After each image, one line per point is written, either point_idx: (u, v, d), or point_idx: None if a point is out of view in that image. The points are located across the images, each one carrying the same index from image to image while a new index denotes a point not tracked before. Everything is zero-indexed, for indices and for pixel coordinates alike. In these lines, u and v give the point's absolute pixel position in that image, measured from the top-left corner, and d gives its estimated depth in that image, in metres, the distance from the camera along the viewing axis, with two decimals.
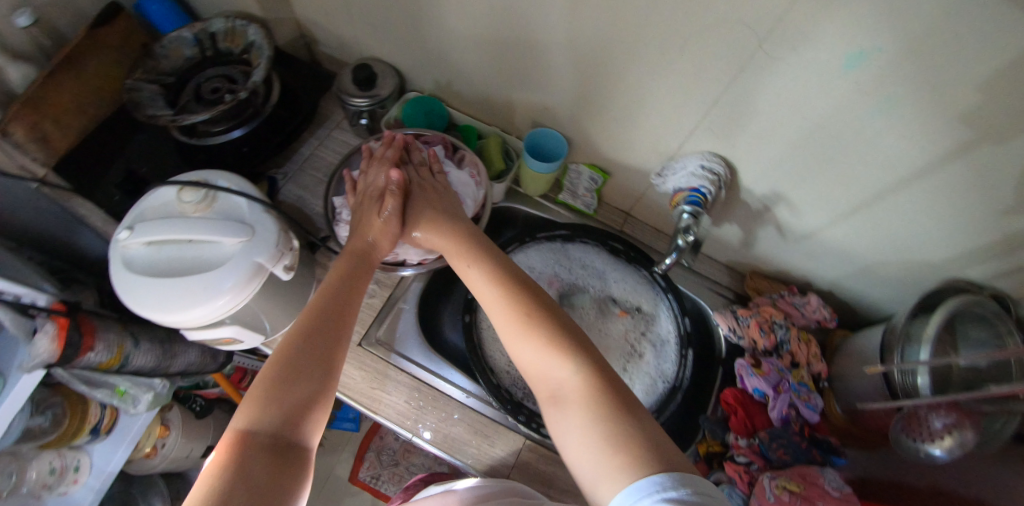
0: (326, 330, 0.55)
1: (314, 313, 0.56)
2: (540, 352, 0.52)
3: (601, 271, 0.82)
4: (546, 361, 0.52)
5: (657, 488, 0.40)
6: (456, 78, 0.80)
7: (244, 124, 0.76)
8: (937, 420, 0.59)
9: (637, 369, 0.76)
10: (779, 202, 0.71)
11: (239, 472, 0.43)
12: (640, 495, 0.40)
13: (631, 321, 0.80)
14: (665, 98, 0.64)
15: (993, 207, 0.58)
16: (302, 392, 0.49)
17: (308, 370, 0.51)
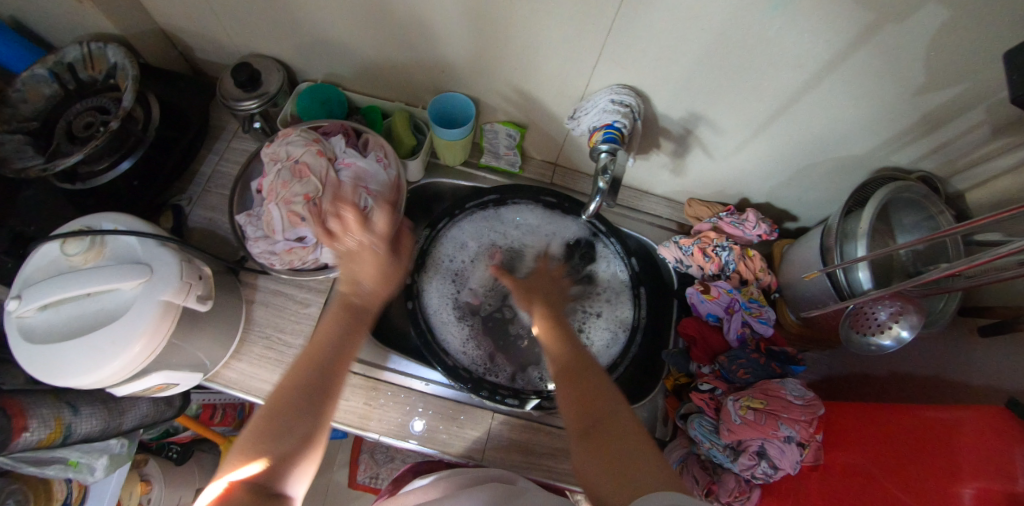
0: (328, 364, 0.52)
1: (324, 346, 0.54)
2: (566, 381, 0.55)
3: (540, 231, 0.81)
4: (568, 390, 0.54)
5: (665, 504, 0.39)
6: (345, 59, 0.74)
7: (129, 155, 0.70)
8: (882, 311, 0.60)
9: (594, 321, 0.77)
10: (700, 124, 0.68)
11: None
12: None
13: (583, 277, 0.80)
14: (562, 38, 0.60)
15: (906, 87, 0.56)
16: (296, 424, 0.47)
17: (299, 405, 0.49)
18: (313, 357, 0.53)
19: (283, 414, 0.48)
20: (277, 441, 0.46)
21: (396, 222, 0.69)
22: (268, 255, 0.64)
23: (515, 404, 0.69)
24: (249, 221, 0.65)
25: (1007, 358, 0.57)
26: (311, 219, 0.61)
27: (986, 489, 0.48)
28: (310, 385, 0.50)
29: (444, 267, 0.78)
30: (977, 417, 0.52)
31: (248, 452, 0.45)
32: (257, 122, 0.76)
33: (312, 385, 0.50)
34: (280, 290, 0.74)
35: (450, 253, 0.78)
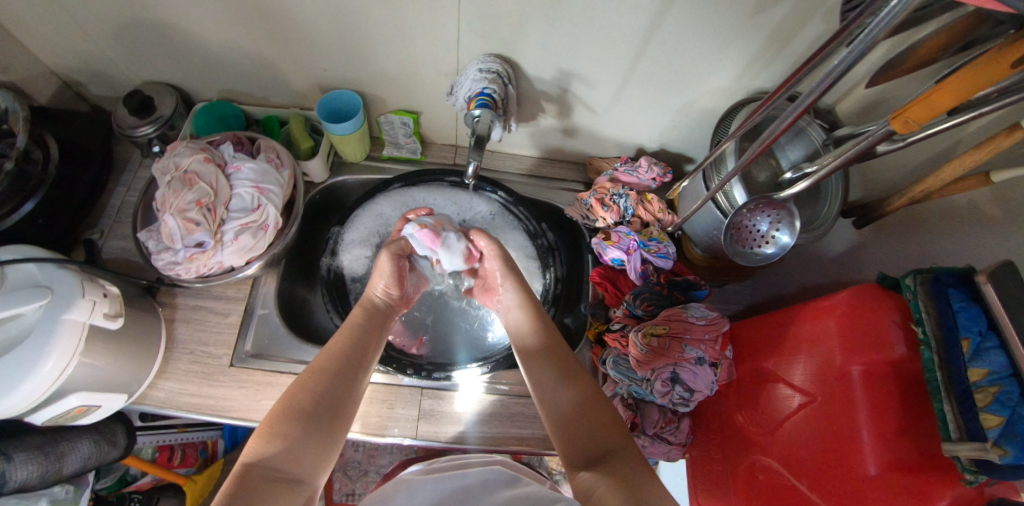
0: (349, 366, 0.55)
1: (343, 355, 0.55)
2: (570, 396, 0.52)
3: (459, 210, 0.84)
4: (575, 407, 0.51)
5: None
6: (232, 73, 0.76)
7: (31, 196, 0.70)
8: (762, 222, 0.63)
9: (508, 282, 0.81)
10: (574, 80, 0.72)
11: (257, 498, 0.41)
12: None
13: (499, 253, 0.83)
14: (418, 17, 0.63)
15: (740, 11, 0.60)
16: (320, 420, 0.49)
17: (315, 405, 0.49)
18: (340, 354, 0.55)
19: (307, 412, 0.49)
20: (298, 435, 0.47)
21: (297, 217, 0.72)
22: (171, 266, 0.64)
23: (443, 378, 0.72)
24: (150, 235, 0.65)
25: (895, 252, 0.61)
26: (207, 223, 0.62)
27: (870, 364, 0.50)
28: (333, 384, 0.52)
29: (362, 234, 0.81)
30: (851, 298, 0.54)
31: (266, 439, 0.45)
32: (156, 146, 0.78)
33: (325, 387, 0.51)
34: (200, 304, 0.75)
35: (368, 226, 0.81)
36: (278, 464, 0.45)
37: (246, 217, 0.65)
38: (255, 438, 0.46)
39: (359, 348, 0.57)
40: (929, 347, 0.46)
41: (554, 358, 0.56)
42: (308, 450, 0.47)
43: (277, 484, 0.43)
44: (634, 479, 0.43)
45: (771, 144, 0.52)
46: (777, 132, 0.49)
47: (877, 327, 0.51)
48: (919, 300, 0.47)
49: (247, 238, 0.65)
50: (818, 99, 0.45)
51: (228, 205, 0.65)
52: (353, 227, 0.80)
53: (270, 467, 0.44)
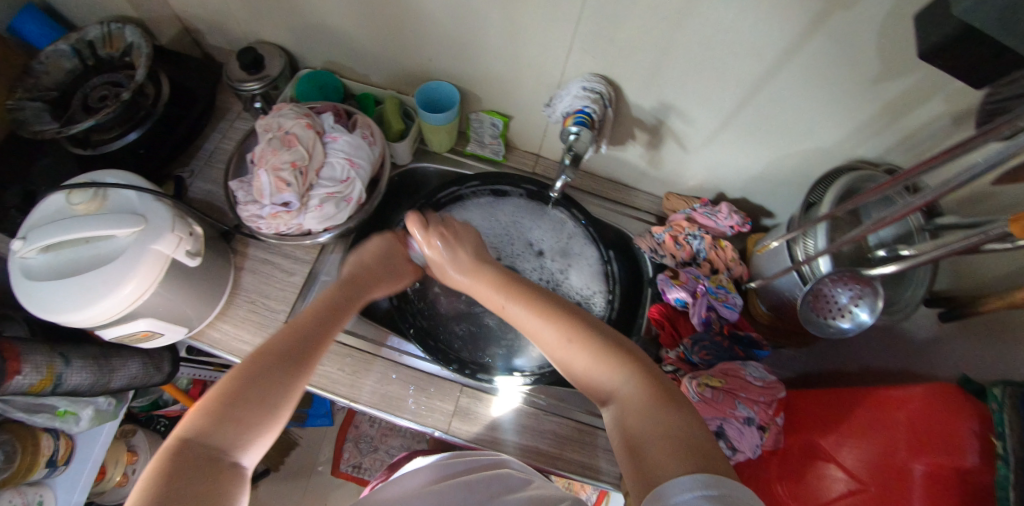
0: (308, 347, 0.51)
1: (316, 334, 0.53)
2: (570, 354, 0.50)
3: (531, 223, 0.86)
4: (574, 358, 0.49)
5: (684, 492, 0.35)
6: (341, 46, 0.79)
7: (138, 126, 0.75)
8: (843, 294, 0.61)
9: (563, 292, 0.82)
10: (674, 114, 0.71)
11: (173, 482, 0.38)
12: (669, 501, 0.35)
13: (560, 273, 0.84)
14: (537, 26, 0.64)
15: (861, 76, 0.59)
16: (258, 399, 0.45)
17: (268, 374, 0.47)
18: (294, 331, 0.52)
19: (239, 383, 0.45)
20: (229, 407, 0.44)
21: (379, 196, 0.74)
22: (254, 218, 0.67)
23: (486, 380, 0.72)
24: (242, 186, 0.68)
25: (973, 352, 0.58)
26: (297, 185, 0.64)
27: (936, 465, 0.48)
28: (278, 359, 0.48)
29: None
30: (928, 393, 0.52)
31: (201, 416, 0.43)
32: (257, 102, 0.81)
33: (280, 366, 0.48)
34: (268, 258, 0.78)
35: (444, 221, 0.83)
36: (211, 442, 0.42)
37: (334, 188, 0.67)
38: (203, 405, 0.44)
39: (319, 324, 0.54)
40: (1006, 464, 0.43)
41: (529, 301, 0.53)
42: (236, 422, 0.44)
43: (204, 464, 0.40)
44: (656, 424, 0.41)
45: (879, 228, 0.55)
46: (888, 220, 0.53)
47: (950, 430, 0.48)
48: (1004, 412, 0.45)
49: (331, 207, 0.67)
50: (939, 198, 0.48)
51: (321, 173, 0.67)
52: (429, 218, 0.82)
53: (207, 447, 0.41)
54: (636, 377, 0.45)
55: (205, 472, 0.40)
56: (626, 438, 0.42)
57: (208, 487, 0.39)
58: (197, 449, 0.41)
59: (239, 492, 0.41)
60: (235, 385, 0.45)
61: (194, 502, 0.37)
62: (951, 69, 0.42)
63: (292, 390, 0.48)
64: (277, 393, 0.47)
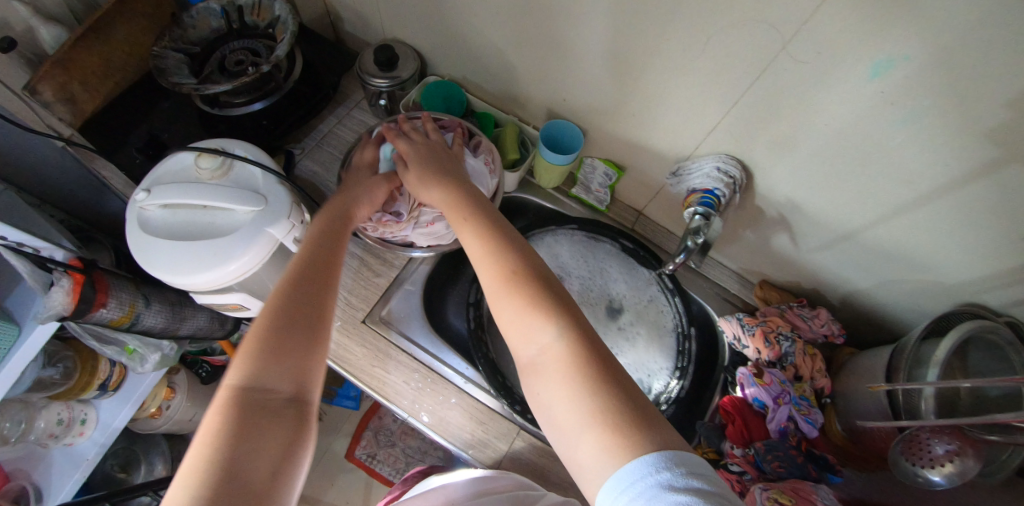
0: (313, 271, 0.54)
1: (314, 254, 0.56)
2: (518, 315, 0.50)
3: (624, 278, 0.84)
4: (523, 321, 0.50)
5: (651, 470, 0.38)
6: (476, 63, 0.79)
7: (265, 97, 0.79)
8: (939, 445, 0.58)
9: (634, 357, 0.80)
10: (797, 211, 0.69)
11: (243, 425, 0.43)
12: (636, 477, 0.38)
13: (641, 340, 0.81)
14: (686, 97, 0.63)
15: (1014, 231, 0.55)
16: (293, 329, 0.50)
17: (299, 313, 0.51)
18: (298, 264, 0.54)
19: (275, 322, 0.49)
20: (273, 348, 0.48)
21: None
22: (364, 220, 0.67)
23: (544, 429, 0.71)
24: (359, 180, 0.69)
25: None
26: (411, 199, 0.66)
27: None
28: (301, 298, 0.52)
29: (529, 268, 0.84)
30: None
31: (246, 364, 0.47)
32: (382, 99, 0.82)
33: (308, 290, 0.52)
34: (358, 253, 0.79)
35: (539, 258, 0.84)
36: (264, 384, 0.46)
37: None
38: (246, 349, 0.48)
39: (323, 253, 0.56)
40: None
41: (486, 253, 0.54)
42: (285, 359, 0.48)
43: (264, 407, 0.45)
44: (608, 397, 0.44)
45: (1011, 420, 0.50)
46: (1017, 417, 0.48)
47: None
48: None
49: (440, 225, 0.67)
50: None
51: None
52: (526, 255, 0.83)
53: (261, 389, 0.46)
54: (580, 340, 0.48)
55: (270, 414, 0.45)
56: (572, 407, 0.44)
57: (275, 426, 0.45)
58: (257, 395, 0.46)
59: (308, 421, 0.48)
60: (273, 324, 0.49)
61: (269, 437, 0.44)
62: None
63: (325, 320, 0.52)
64: (308, 324, 0.51)
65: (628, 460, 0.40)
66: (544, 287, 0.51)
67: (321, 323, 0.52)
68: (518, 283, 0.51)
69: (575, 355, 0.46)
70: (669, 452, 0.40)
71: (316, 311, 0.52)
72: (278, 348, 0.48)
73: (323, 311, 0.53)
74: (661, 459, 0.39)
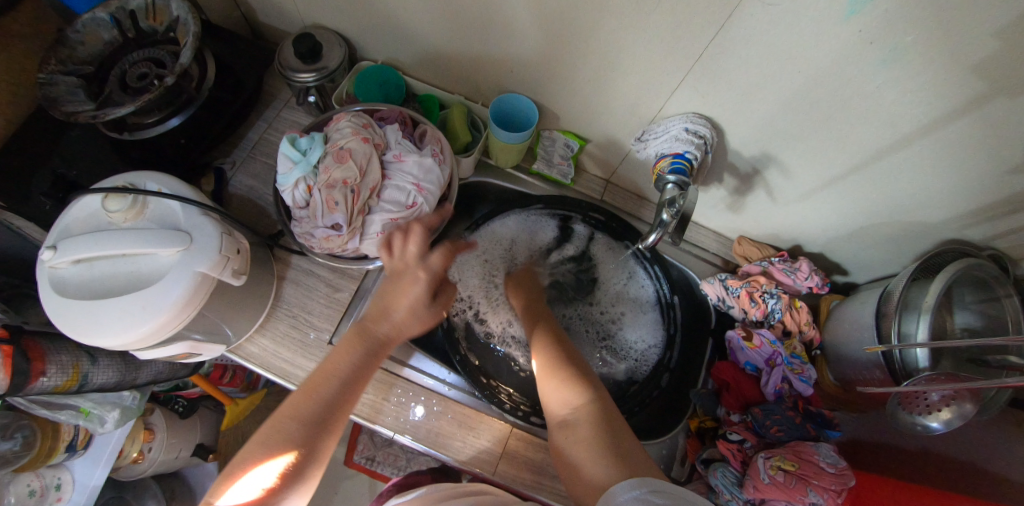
0: (329, 402, 0.51)
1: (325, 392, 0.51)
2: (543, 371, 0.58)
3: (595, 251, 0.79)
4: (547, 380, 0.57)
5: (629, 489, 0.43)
6: (410, 43, 0.71)
7: (180, 111, 0.69)
8: (934, 391, 0.56)
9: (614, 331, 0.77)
10: (771, 164, 0.65)
11: None
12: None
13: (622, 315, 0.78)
14: (644, 57, 0.57)
15: (1001, 165, 0.52)
16: (285, 465, 0.48)
17: (296, 447, 0.48)
18: (316, 388, 0.51)
19: (272, 456, 0.47)
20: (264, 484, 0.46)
21: (444, 220, 0.67)
22: (308, 237, 0.61)
23: (536, 423, 0.69)
24: (287, 189, 0.60)
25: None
26: (347, 206, 0.58)
27: None
28: (304, 430, 0.49)
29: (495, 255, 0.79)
30: None
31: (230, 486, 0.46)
32: (312, 96, 0.73)
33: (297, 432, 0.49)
34: (312, 270, 0.73)
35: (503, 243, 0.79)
36: None
37: (397, 213, 0.61)
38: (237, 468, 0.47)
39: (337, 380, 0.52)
40: None
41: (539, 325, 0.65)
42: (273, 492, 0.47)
43: None
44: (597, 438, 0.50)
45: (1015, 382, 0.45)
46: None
47: None
48: None
49: None
50: None
51: (383, 196, 0.61)
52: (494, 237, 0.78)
53: None
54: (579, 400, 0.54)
55: None
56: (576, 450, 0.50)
57: None
58: None
59: None
60: (271, 451, 0.48)
61: None
62: None
63: (318, 455, 0.50)
64: (302, 459, 0.48)
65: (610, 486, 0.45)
66: (576, 356, 0.59)
67: (316, 456, 0.49)
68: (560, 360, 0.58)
69: (597, 415, 0.52)
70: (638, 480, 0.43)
71: (314, 447, 0.49)
72: (270, 478, 0.47)
73: (320, 455, 0.50)
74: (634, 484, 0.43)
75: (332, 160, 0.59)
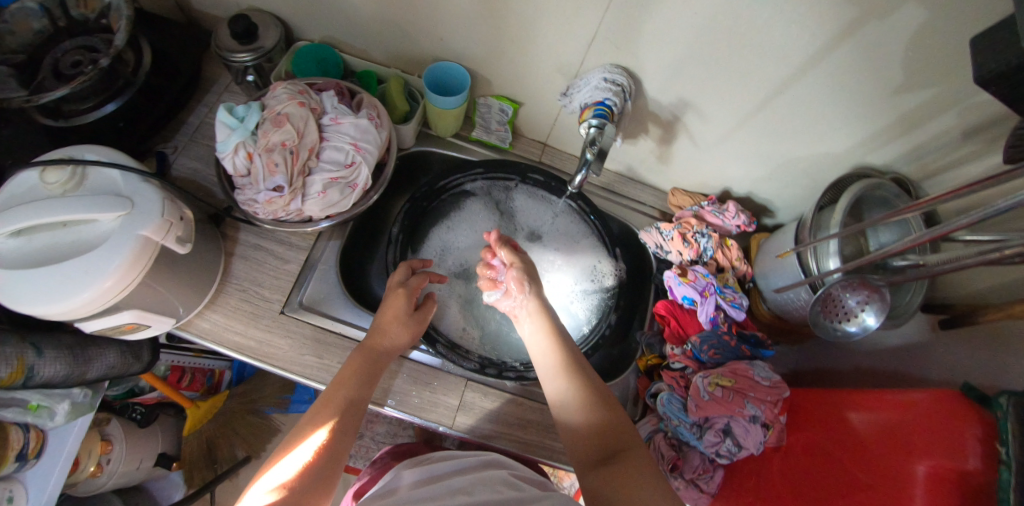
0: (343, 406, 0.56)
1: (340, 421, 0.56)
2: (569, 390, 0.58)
3: (537, 216, 0.84)
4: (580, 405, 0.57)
5: None
6: (344, 20, 0.74)
7: (115, 97, 0.69)
8: (851, 298, 0.61)
9: (562, 286, 0.81)
10: (689, 109, 0.70)
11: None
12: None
13: (567, 271, 0.82)
14: (561, 13, 0.61)
15: (884, 86, 0.58)
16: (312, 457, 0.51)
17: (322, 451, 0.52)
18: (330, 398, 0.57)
19: (302, 454, 0.51)
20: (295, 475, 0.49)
21: (384, 181, 0.70)
22: (251, 202, 0.63)
23: (491, 375, 0.70)
24: (227, 157, 0.61)
25: (961, 352, 0.57)
26: (286, 167, 0.60)
27: (937, 467, 0.46)
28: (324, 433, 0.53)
29: (439, 235, 0.82)
30: (931, 398, 0.51)
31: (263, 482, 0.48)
32: (250, 76, 0.75)
33: (328, 448, 0.52)
34: (261, 244, 0.73)
35: (445, 226, 0.82)
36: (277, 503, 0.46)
37: (337, 172, 0.63)
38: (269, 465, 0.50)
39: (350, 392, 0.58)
40: (1008, 468, 0.41)
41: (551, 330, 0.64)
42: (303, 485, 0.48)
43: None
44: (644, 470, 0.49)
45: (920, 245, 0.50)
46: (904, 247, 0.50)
47: (952, 434, 0.47)
48: (1009, 419, 0.43)
49: (334, 193, 0.63)
50: (958, 231, 0.45)
51: (321, 157, 0.63)
52: (434, 221, 0.81)
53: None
54: (617, 424, 0.55)
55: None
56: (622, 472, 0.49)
57: None
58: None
59: None
60: (297, 451, 0.51)
61: None
62: (997, 92, 0.42)
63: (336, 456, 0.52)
64: (327, 457, 0.52)
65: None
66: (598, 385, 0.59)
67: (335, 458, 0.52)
68: (591, 396, 0.57)
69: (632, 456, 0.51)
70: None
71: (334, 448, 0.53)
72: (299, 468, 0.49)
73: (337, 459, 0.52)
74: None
75: (268, 123, 0.60)
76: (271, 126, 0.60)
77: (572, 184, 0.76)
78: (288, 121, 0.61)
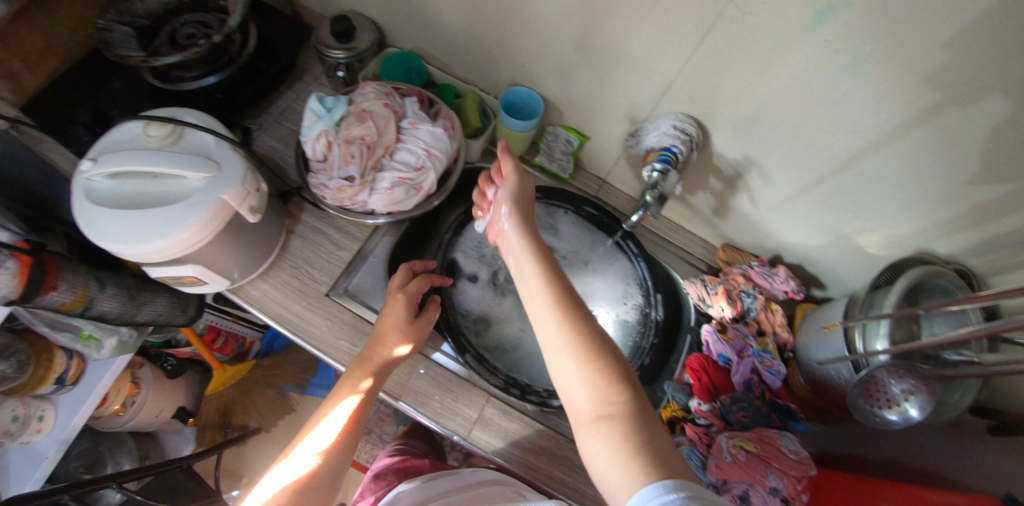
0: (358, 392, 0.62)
1: (343, 422, 0.61)
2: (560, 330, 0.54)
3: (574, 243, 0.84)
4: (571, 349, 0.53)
5: (657, 494, 0.40)
6: (435, 34, 0.79)
7: (218, 71, 0.75)
8: (896, 386, 0.59)
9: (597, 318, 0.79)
10: (753, 168, 0.71)
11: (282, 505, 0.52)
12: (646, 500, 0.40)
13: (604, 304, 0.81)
14: (643, 56, 0.64)
15: (960, 174, 0.57)
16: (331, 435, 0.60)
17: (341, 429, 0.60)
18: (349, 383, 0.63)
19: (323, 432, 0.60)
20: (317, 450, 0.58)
21: (447, 188, 0.72)
22: (322, 187, 0.67)
23: (514, 394, 0.71)
24: (309, 141, 0.65)
25: None
26: (361, 160, 0.64)
27: None
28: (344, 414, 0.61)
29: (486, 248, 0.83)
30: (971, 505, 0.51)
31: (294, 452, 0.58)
32: (340, 72, 0.80)
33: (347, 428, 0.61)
34: (319, 228, 0.77)
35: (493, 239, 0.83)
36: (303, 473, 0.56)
37: (406, 173, 0.66)
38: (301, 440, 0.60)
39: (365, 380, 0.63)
40: None
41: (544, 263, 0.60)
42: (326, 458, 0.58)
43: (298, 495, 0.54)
44: (637, 432, 0.46)
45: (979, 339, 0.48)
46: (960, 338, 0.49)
47: None
48: None
49: (400, 192, 0.66)
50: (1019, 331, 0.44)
51: (395, 157, 0.67)
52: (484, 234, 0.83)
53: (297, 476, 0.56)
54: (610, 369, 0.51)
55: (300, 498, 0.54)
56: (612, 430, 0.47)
57: None
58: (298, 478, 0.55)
59: None
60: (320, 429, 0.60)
61: None
62: None
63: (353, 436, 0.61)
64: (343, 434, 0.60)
65: (640, 489, 0.42)
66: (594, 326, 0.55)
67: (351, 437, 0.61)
68: (583, 338, 0.53)
69: (624, 410, 0.48)
70: (675, 481, 0.41)
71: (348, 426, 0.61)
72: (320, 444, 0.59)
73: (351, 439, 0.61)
74: (668, 486, 0.41)
75: (353, 117, 0.64)
76: (355, 120, 0.64)
77: (628, 224, 0.75)
78: (370, 119, 0.64)
